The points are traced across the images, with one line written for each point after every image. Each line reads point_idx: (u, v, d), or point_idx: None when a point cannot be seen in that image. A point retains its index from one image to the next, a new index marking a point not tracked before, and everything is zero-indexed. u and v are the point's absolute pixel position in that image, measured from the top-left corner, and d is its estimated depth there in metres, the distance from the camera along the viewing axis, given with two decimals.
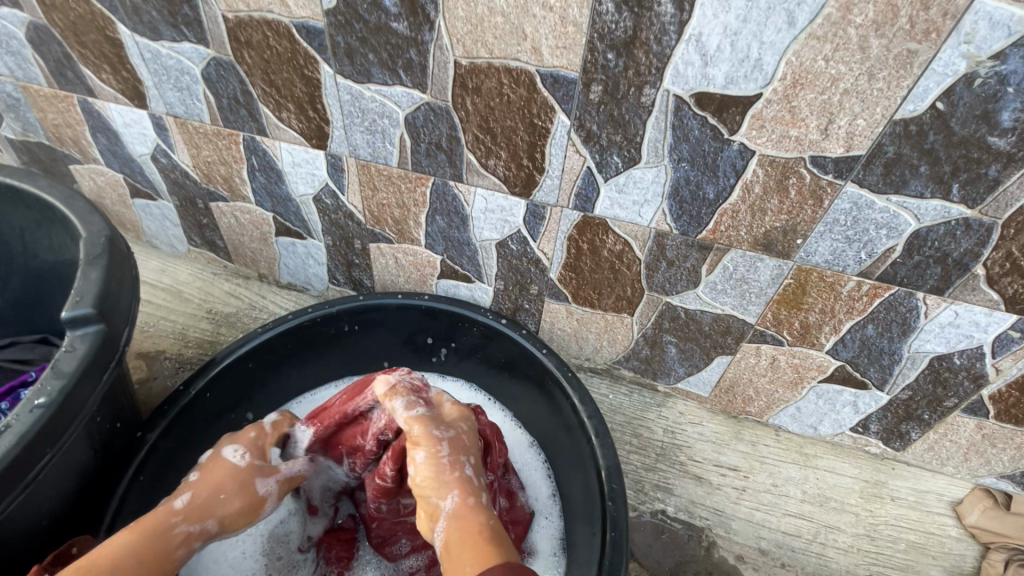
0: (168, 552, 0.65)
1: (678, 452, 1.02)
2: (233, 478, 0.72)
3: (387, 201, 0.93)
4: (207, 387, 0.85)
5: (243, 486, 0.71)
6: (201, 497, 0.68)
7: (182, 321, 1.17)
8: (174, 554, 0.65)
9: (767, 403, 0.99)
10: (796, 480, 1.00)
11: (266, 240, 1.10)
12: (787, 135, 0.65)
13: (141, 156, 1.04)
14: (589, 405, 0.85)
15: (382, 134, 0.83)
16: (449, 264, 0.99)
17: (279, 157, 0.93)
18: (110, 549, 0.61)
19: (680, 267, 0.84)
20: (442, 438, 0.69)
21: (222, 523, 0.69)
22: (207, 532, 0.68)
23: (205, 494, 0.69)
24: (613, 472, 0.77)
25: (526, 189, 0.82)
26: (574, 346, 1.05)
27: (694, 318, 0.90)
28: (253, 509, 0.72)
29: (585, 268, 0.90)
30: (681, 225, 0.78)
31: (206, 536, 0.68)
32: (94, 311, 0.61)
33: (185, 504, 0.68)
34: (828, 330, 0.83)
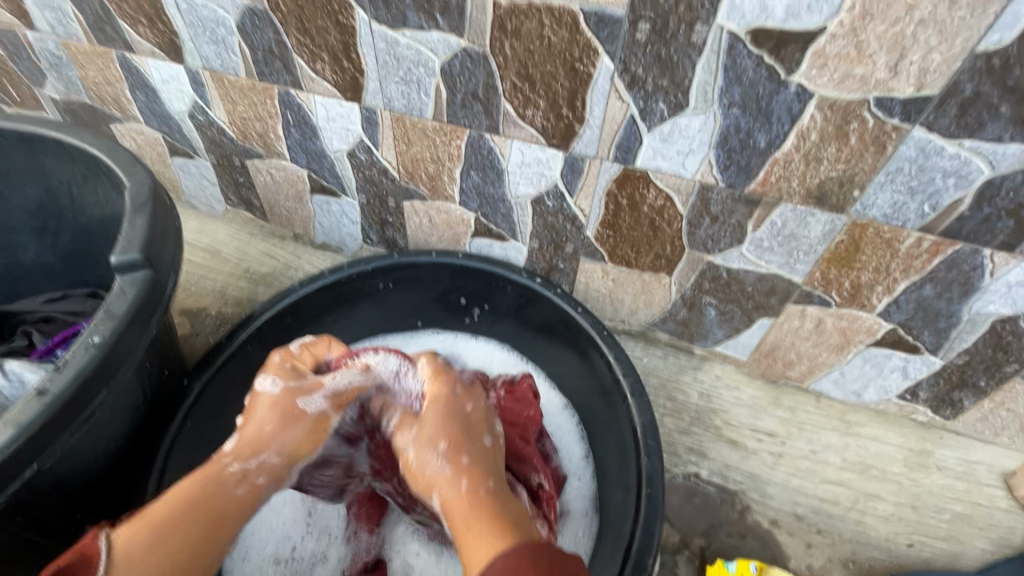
0: (227, 487, 0.60)
1: (713, 416, 1.01)
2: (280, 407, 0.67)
3: (422, 156, 0.91)
4: (248, 339, 0.87)
5: (296, 416, 0.67)
6: (248, 436, 0.65)
7: (221, 279, 1.19)
8: (232, 490, 0.60)
9: (809, 368, 0.96)
10: (836, 447, 0.97)
11: (301, 198, 1.11)
12: (850, 75, 0.60)
13: (179, 113, 1.05)
14: (625, 364, 0.83)
15: (417, 84, 0.81)
16: (483, 222, 0.98)
17: (313, 111, 0.92)
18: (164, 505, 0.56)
19: (724, 223, 0.80)
20: (415, 419, 0.69)
21: (279, 453, 0.65)
22: (267, 464, 0.64)
23: (252, 432, 0.65)
24: (650, 430, 0.76)
25: (564, 141, 0.79)
26: (609, 307, 1.03)
27: (736, 278, 0.87)
28: (314, 433, 0.69)
29: (623, 225, 0.87)
30: (728, 177, 0.75)
31: (266, 468, 0.64)
32: (141, 258, 0.62)
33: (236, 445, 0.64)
34: (881, 290, 0.79)
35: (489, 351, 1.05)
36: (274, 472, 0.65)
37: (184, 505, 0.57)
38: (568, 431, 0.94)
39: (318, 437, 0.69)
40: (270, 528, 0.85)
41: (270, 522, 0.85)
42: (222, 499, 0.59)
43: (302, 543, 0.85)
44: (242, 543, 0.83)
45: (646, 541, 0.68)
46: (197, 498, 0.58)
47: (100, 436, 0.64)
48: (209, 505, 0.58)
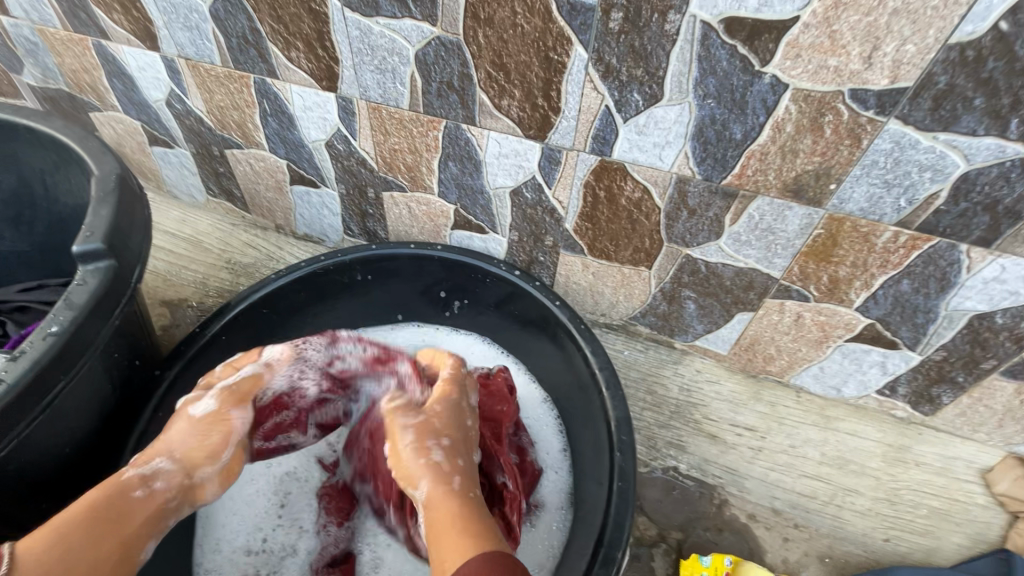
0: (125, 495, 0.61)
1: (693, 410, 1.01)
2: (196, 422, 0.69)
3: (399, 146, 0.90)
4: (222, 330, 0.86)
5: (208, 428, 0.70)
6: (149, 450, 0.67)
7: (202, 270, 1.18)
8: (132, 495, 0.62)
9: (789, 363, 0.96)
10: (816, 442, 0.97)
11: (282, 189, 1.10)
12: (825, 66, 0.59)
13: (156, 102, 1.03)
14: (601, 358, 0.83)
15: (392, 73, 0.80)
16: (462, 214, 0.97)
17: (290, 100, 0.91)
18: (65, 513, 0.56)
19: (702, 217, 0.80)
20: (407, 425, 0.68)
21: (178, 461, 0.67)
22: (166, 474, 0.65)
23: (161, 445, 0.67)
24: (624, 423, 0.76)
25: (540, 132, 0.78)
26: (589, 301, 1.02)
27: (715, 272, 0.86)
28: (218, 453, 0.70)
29: (601, 218, 0.87)
30: (704, 170, 0.74)
31: (164, 476, 0.65)
32: (104, 246, 0.61)
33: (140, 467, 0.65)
34: (858, 285, 0.79)
35: (469, 343, 1.05)
36: (180, 485, 0.66)
37: (84, 516, 0.57)
38: (545, 424, 0.95)
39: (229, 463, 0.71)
40: (244, 518, 0.85)
41: (245, 513, 0.86)
42: (121, 511, 0.60)
43: (276, 534, 0.85)
44: (216, 533, 0.84)
45: (616, 535, 0.68)
46: (99, 511, 0.58)
47: (67, 425, 0.64)
48: (108, 513, 0.59)
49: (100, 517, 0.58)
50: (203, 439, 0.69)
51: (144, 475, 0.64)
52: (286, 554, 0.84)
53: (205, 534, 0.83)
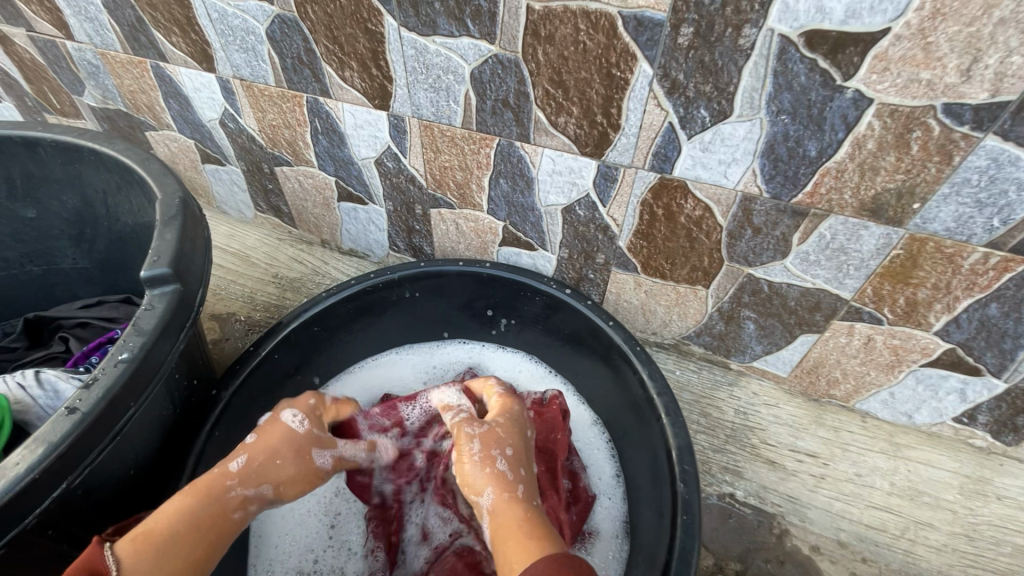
0: (224, 516, 0.63)
1: (751, 434, 0.96)
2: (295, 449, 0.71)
3: (450, 164, 0.89)
4: (275, 348, 0.86)
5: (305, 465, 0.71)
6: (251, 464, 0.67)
7: (250, 284, 1.20)
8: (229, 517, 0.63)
9: (855, 387, 0.91)
10: (884, 471, 0.92)
11: (329, 205, 1.10)
12: (916, 79, 0.55)
13: (210, 121, 1.05)
14: (658, 381, 0.80)
15: (446, 92, 0.79)
16: (511, 231, 0.95)
17: (341, 119, 0.91)
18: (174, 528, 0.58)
19: (767, 235, 0.76)
20: (473, 437, 0.70)
21: (277, 490, 0.69)
22: (263, 498, 0.67)
23: (260, 458, 0.68)
24: (686, 451, 0.73)
25: (597, 149, 0.76)
26: (640, 319, 0.99)
27: (778, 292, 0.82)
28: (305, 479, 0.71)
29: (658, 236, 0.84)
30: (772, 188, 0.70)
31: (260, 500, 0.67)
32: (170, 271, 0.62)
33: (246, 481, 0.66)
34: (939, 308, 0.74)
35: (516, 362, 1.04)
36: (262, 505, 0.68)
37: (196, 532, 0.60)
38: (596, 448, 0.92)
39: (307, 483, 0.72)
40: (296, 538, 0.85)
41: (296, 533, 0.85)
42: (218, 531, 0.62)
43: (324, 556, 0.84)
44: (268, 553, 0.83)
45: (682, 574, 0.64)
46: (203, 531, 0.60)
47: (134, 450, 0.64)
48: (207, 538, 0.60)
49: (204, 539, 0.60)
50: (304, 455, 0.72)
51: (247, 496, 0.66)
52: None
53: (257, 553, 0.83)
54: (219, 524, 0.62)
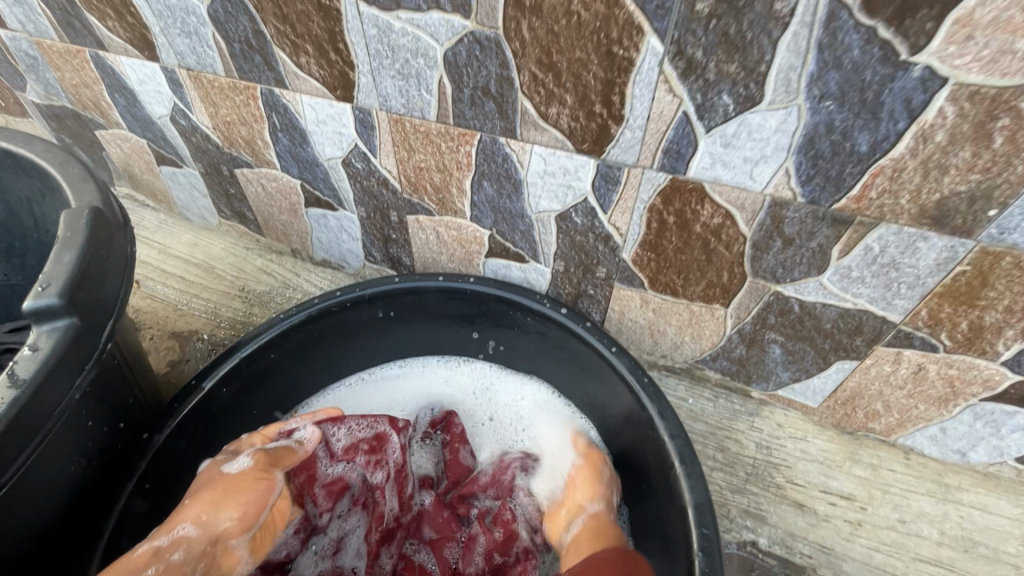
0: (134, 575, 0.56)
1: (775, 472, 0.84)
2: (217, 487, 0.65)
3: (425, 164, 0.77)
4: (223, 382, 0.75)
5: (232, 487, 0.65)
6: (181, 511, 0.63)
7: (213, 299, 1.08)
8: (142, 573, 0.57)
9: (898, 421, 0.78)
10: (932, 517, 0.79)
11: (296, 211, 0.99)
12: (1007, 51, 0.43)
13: (161, 118, 0.94)
14: (671, 422, 0.67)
15: (416, 79, 0.67)
16: (498, 240, 0.83)
17: (301, 113, 0.79)
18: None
19: (800, 248, 0.63)
20: None
21: (200, 525, 0.61)
22: (187, 538, 0.60)
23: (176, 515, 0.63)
24: (705, 510, 0.60)
25: (596, 146, 0.64)
26: (647, 340, 0.87)
27: (811, 313, 0.70)
28: (243, 518, 0.63)
29: (668, 248, 0.71)
30: (809, 191, 0.58)
31: (183, 544, 0.60)
32: (61, 302, 0.50)
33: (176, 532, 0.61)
34: (1010, 335, 0.61)
35: (516, 391, 0.90)
36: (195, 550, 0.60)
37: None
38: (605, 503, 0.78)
39: (249, 521, 0.63)
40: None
41: None
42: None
43: None
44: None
45: None
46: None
47: (21, 517, 0.53)
48: None
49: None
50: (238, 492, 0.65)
51: (163, 546, 0.60)
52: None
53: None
54: None
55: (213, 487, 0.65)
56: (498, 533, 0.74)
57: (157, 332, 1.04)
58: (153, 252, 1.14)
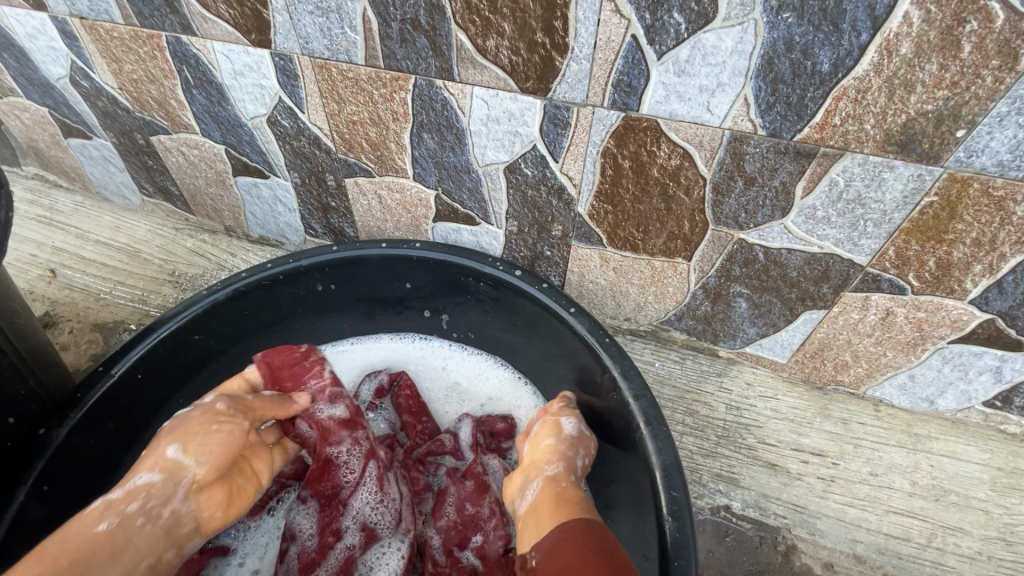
0: (83, 529, 0.49)
1: (746, 433, 0.80)
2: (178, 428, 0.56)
3: (359, 117, 0.70)
4: (137, 367, 0.68)
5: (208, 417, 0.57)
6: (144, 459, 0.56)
7: (140, 285, 0.98)
8: (95, 528, 0.50)
9: (867, 372, 0.75)
10: (903, 468, 0.77)
11: (224, 182, 0.89)
12: None
13: (59, 80, 0.83)
14: (634, 382, 0.63)
15: (337, 14, 0.59)
16: (446, 201, 0.76)
17: (215, 64, 0.71)
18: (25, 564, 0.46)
19: (762, 186, 0.59)
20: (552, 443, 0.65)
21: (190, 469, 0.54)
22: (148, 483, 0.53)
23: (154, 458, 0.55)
24: (673, 473, 0.56)
25: (541, 83, 0.58)
26: (610, 303, 0.82)
27: (777, 261, 0.66)
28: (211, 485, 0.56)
29: (626, 197, 0.66)
30: (769, 122, 0.53)
31: (143, 495, 0.52)
32: None
33: (162, 474, 0.54)
34: (978, 271, 0.59)
35: (481, 368, 0.84)
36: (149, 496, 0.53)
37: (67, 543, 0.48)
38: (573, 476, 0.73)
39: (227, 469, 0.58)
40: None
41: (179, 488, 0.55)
42: (77, 551, 0.48)
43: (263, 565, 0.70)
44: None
45: None
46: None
47: None
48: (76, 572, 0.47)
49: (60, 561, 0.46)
50: (211, 448, 0.55)
51: (120, 496, 0.52)
52: (236, 559, 0.70)
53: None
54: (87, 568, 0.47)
55: (187, 428, 0.56)
56: (469, 482, 0.70)
57: (79, 325, 0.93)
58: (70, 238, 1.03)
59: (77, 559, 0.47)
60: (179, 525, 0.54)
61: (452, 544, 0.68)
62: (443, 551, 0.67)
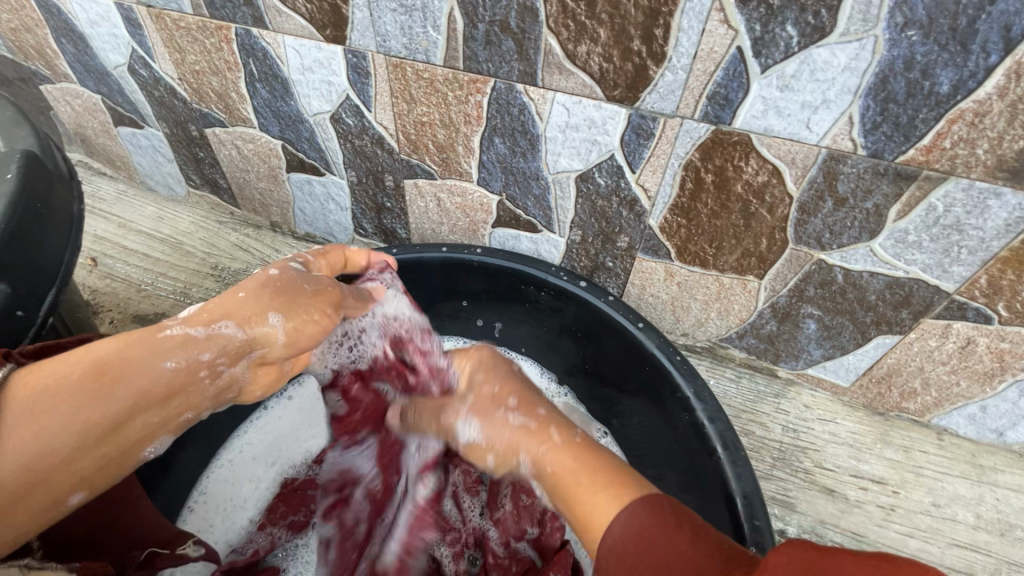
0: (150, 360, 0.42)
1: (804, 457, 0.78)
2: (282, 291, 0.48)
3: (429, 118, 0.68)
4: None
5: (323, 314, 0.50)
6: (215, 302, 0.46)
7: (182, 278, 0.96)
8: (163, 366, 0.43)
9: (936, 400, 0.74)
10: (967, 500, 0.75)
11: (276, 177, 0.88)
12: None
13: (117, 68, 0.82)
14: (709, 403, 0.61)
15: (421, 12, 0.58)
16: (508, 208, 0.75)
17: (284, 59, 0.69)
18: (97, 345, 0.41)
19: (853, 208, 0.57)
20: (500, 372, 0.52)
21: (284, 340, 0.48)
22: (217, 342, 0.45)
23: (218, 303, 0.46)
24: (755, 501, 0.55)
25: (630, 91, 0.56)
26: (668, 317, 0.80)
27: (856, 283, 0.64)
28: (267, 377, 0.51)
29: (703, 212, 0.64)
30: (872, 141, 0.52)
31: (214, 346, 0.45)
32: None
33: (248, 334, 0.46)
34: None
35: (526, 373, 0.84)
36: (209, 361, 0.45)
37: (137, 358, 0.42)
38: None
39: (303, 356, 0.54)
40: (235, 530, 0.71)
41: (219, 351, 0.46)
42: (144, 386, 0.42)
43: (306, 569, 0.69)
44: (195, 524, 0.70)
45: None
46: None
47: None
48: (112, 384, 0.40)
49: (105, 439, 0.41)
50: (309, 338, 0.49)
51: (196, 337, 0.44)
52: None
53: (202, 498, 0.72)
54: (129, 388, 0.41)
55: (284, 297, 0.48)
56: None
57: (118, 316, 0.92)
58: (113, 226, 1.02)
59: (136, 403, 0.42)
60: (229, 389, 0.48)
61: (511, 537, 0.67)
62: (501, 543, 0.67)
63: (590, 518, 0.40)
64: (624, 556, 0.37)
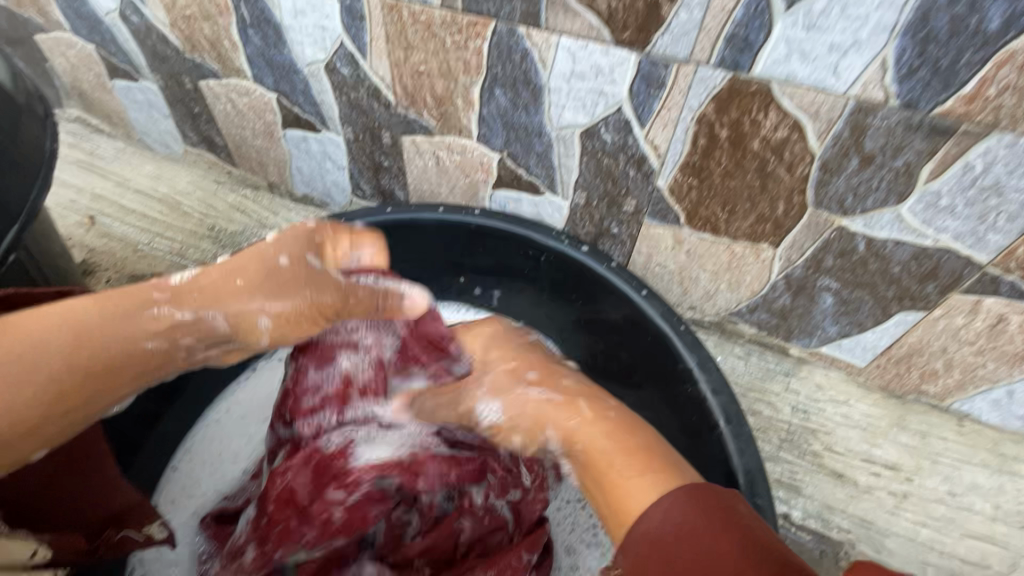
0: (133, 335, 0.43)
1: (813, 439, 0.74)
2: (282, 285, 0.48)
3: (426, 67, 0.64)
4: None
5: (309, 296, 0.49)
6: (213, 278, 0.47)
7: (179, 239, 0.94)
8: (141, 342, 0.44)
9: (958, 383, 0.69)
10: (985, 490, 0.71)
11: (271, 134, 0.85)
12: None
13: (109, 14, 0.79)
14: (712, 375, 0.58)
15: None
16: (509, 167, 0.71)
17: (275, 1, 0.65)
18: (61, 304, 0.42)
19: (880, 167, 0.52)
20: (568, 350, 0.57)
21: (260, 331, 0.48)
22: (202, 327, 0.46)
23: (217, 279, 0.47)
24: (757, 478, 0.53)
25: (641, 33, 0.51)
26: (675, 289, 0.76)
27: (879, 253, 0.60)
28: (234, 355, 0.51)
29: (715, 172, 0.60)
30: (906, 90, 0.47)
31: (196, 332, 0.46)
32: None
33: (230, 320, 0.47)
34: None
35: None
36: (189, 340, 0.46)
37: (108, 323, 0.42)
38: None
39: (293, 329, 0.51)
40: (225, 479, 0.70)
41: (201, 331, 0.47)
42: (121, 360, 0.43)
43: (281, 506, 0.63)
44: (180, 480, 0.69)
45: None
46: None
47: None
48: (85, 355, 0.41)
49: (71, 402, 0.41)
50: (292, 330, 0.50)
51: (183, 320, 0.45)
52: None
53: (186, 455, 0.71)
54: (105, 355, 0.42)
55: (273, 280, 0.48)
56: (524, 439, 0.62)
57: (115, 275, 0.91)
58: (111, 185, 1.00)
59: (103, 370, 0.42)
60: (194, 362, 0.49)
61: (492, 495, 0.61)
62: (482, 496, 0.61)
63: (622, 505, 0.44)
64: (659, 542, 0.40)
